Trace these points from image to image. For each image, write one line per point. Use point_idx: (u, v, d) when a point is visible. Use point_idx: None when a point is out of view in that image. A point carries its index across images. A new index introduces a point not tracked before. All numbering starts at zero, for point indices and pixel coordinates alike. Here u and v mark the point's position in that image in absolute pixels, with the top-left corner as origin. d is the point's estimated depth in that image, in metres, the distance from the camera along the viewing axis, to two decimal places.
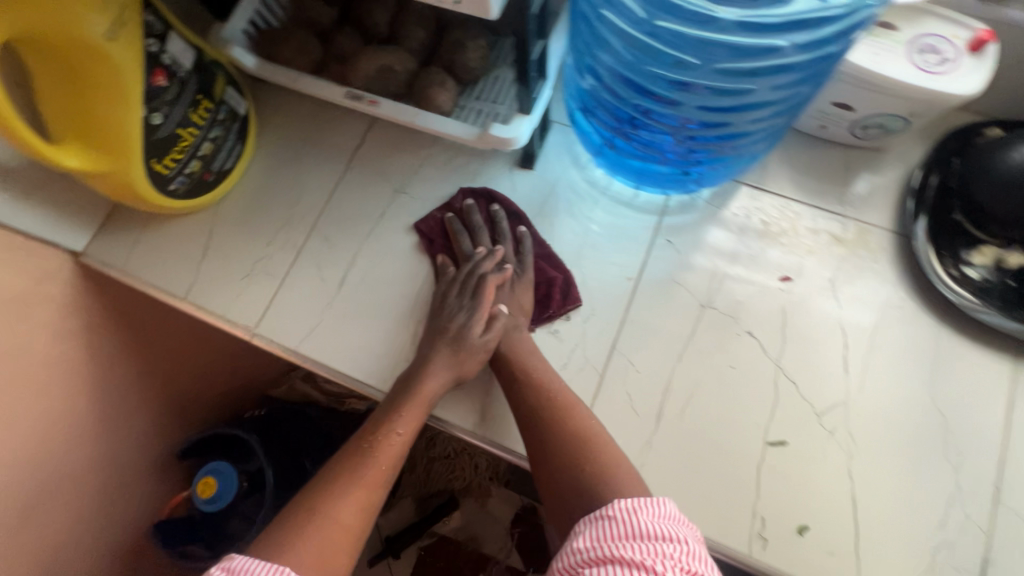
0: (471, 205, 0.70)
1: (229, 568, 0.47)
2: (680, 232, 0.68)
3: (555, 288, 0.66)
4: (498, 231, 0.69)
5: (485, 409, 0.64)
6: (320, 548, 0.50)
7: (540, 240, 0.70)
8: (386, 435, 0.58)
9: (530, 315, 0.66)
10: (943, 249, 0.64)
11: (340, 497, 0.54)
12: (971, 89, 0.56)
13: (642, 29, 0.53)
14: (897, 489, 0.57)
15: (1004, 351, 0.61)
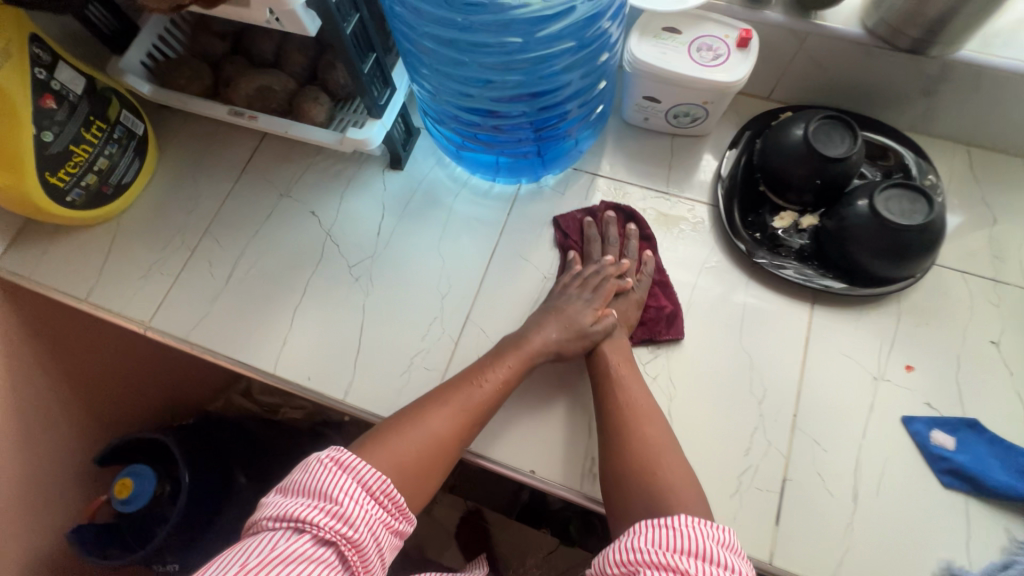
0: (610, 217, 0.75)
1: (341, 462, 0.51)
2: (528, 215, 0.77)
3: (664, 315, 0.70)
4: (625, 246, 0.74)
5: (547, 432, 0.67)
6: (410, 451, 0.56)
7: (661, 269, 0.73)
8: (485, 380, 0.63)
9: (634, 330, 0.69)
10: (750, 217, 0.74)
11: (436, 416, 0.59)
12: (740, 77, 0.67)
13: (450, 42, 0.63)
14: (708, 423, 0.65)
15: (803, 299, 0.70)
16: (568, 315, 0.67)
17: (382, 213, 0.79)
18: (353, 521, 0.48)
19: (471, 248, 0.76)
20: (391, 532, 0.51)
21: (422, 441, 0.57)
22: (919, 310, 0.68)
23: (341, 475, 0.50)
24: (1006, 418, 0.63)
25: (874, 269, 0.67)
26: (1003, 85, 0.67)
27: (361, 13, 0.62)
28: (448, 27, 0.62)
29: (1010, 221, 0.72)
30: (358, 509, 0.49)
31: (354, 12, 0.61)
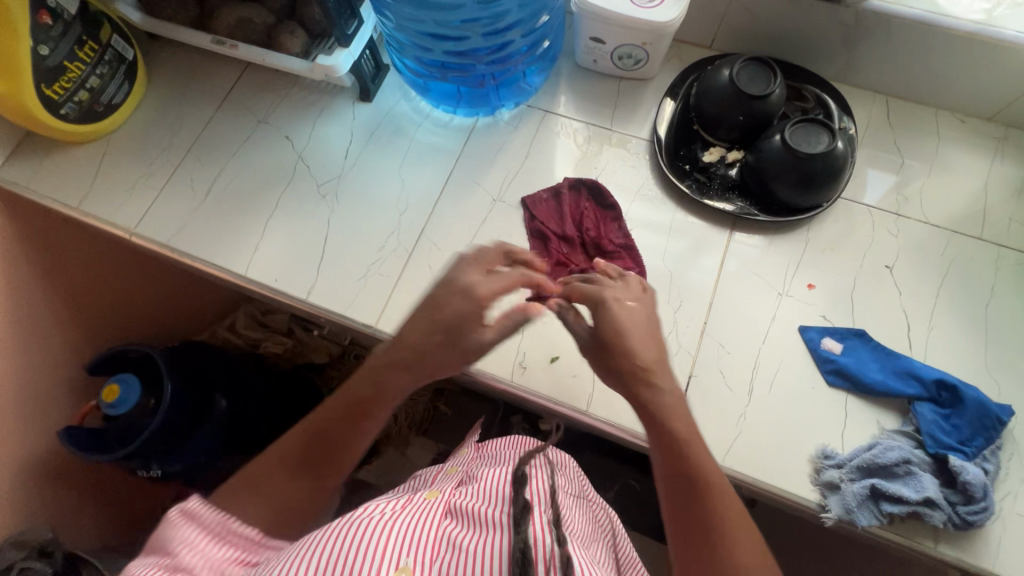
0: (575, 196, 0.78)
1: (186, 513, 0.57)
2: (483, 145, 0.84)
3: (630, 276, 0.74)
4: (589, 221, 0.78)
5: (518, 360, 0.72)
6: (268, 502, 0.60)
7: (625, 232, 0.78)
8: (366, 415, 0.62)
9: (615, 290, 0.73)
10: (682, 152, 0.82)
11: (300, 463, 0.61)
12: (672, 18, 0.74)
13: None
14: None
15: (724, 225, 0.78)
16: (462, 286, 0.61)
17: (350, 140, 0.86)
18: (191, 568, 0.53)
19: (429, 173, 0.83)
20: (244, 564, 0.56)
21: (280, 496, 0.60)
22: (826, 238, 0.76)
23: (188, 524, 0.56)
24: (891, 330, 0.71)
25: (788, 199, 0.75)
26: (911, 34, 0.74)
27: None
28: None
29: (917, 164, 0.80)
30: (197, 555, 0.54)
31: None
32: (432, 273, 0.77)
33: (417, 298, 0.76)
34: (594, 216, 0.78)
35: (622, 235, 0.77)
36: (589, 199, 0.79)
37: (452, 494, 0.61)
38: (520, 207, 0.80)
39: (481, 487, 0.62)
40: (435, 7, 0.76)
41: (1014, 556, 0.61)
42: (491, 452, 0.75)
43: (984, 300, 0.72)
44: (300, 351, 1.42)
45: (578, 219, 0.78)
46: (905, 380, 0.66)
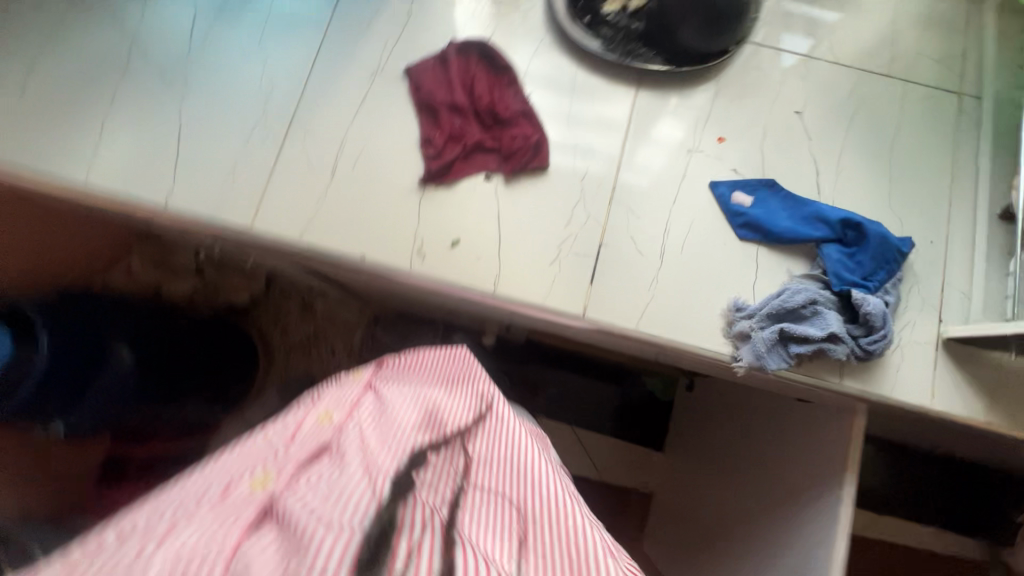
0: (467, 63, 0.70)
1: None
2: (354, 12, 0.73)
3: (530, 144, 0.67)
4: (484, 87, 0.70)
5: (418, 246, 0.65)
6: None
7: (524, 99, 0.70)
8: None
9: (507, 164, 0.67)
10: (581, 4, 0.73)
11: None
12: None
13: None
14: (534, 201, 0.67)
15: (630, 83, 0.71)
16: None
17: (194, 17, 0.72)
18: None
19: (294, 51, 0.71)
20: None
21: None
22: (737, 87, 0.71)
23: None
24: (800, 176, 0.68)
25: (692, 45, 0.69)
26: None
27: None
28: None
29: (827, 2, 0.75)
30: None
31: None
32: (310, 161, 0.68)
33: (295, 191, 0.67)
34: (487, 81, 0.70)
35: (520, 100, 0.69)
36: (482, 66, 0.71)
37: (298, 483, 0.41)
38: (404, 78, 0.70)
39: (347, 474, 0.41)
40: None
41: (911, 380, 0.63)
42: (387, 395, 0.54)
43: (891, 138, 0.70)
44: (214, 290, 1.31)
45: (469, 85, 0.70)
46: (812, 225, 0.65)
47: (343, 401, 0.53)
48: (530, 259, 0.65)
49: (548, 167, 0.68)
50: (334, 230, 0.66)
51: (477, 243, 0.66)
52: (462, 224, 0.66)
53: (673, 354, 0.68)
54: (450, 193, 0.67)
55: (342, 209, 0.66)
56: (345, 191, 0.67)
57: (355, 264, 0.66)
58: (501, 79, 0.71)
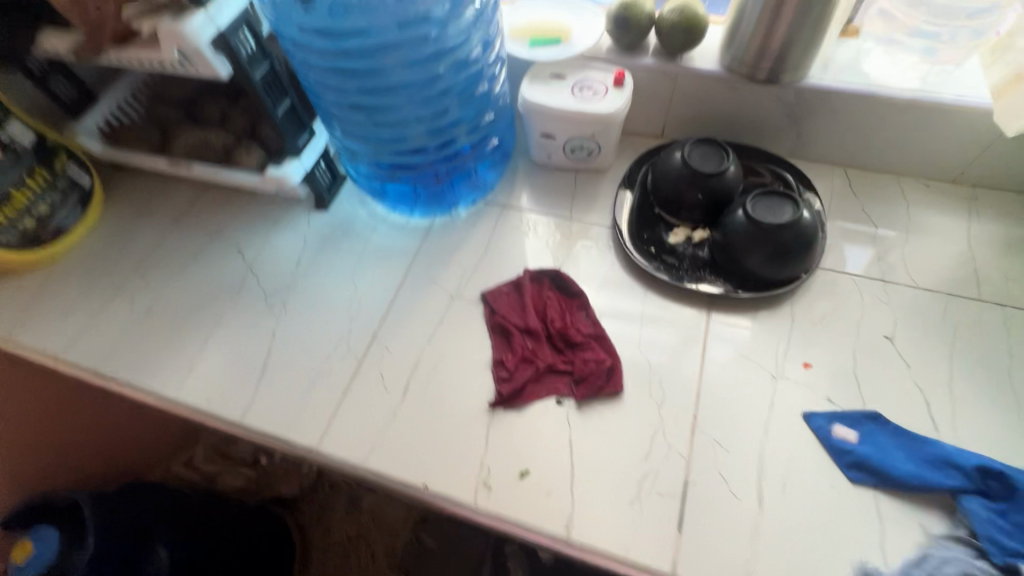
0: (540, 289, 0.74)
1: None
2: (440, 243, 0.81)
3: (603, 369, 0.66)
4: (556, 311, 0.72)
5: (483, 477, 0.61)
6: None
7: (596, 321, 0.71)
8: None
9: (579, 388, 0.65)
10: (647, 236, 0.78)
11: None
12: (617, 107, 0.75)
13: (338, 67, 0.65)
14: (609, 428, 0.63)
15: (700, 307, 0.72)
16: None
17: (303, 249, 0.83)
18: None
19: (383, 276, 0.79)
20: None
21: None
22: (813, 311, 0.70)
23: None
24: (907, 409, 0.62)
25: (762, 273, 0.70)
26: (855, 109, 0.74)
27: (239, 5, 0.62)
28: (325, 49, 0.63)
29: (893, 231, 0.77)
30: None
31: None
32: (385, 380, 0.69)
33: (365, 411, 0.67)
34: (558, 305, 0.73)
35: (591, 324, 0.71)
36: (554, 291, 0.74)
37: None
38: (480, 301, 0.74)
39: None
40: (364, 100, 0.69)
41: None
42: None
43: (1005, 368, 0.64)
44: (267, 482, 1.27)
45: (541, 310, 0.73)
46: (941, 470, 0.56)
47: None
48: (606, 498, 0.59)
49: (622, 391, 0.65)
50: (399, 454, 0.63)
51: (548, 475, 0.60)
52: (531, 452, 0.62)
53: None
54: (520, 417, 0.64)
55: (408, 432, 0.65)
56: (414, 412, 0.66)
57: (416, 493, 0.62)
58: (573, 303, 0.74)
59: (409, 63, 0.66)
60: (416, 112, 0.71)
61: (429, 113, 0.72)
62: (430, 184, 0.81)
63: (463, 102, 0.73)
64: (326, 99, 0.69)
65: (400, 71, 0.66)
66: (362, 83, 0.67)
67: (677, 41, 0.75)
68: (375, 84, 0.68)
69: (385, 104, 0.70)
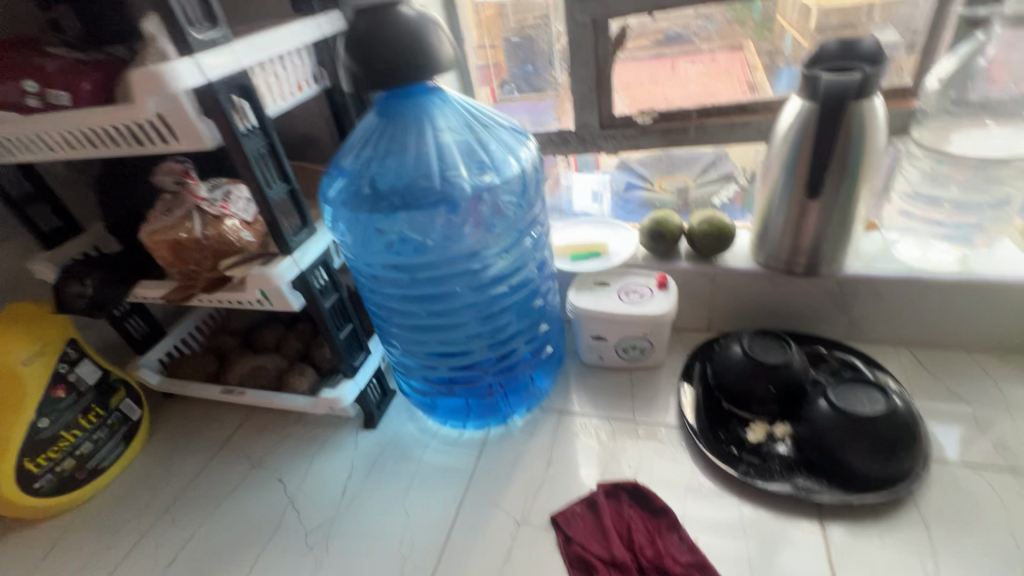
0: (620, 508, 0.65)
1: None
2: (498, 458, 0.75)
3: None
4: (643, 534, 0.63)
5: None
6: None
7: (692, 545, 0.62)
8: None
9: None
10: (722, 434, 0.72)
11: None
12: (666, 307, 0.77)
13: (407, 292, 0.68)
14: None
15: (810, 519, 0.63)
16: None
17: (349, 475, 0.77)
18: None
19: (438, 502, 0.71)
20: None
21: None
22: (942, 518, 0.61)
23: None
24: None
25: (869, 471, 0.62)
26: (903, 292, 0.75)
27: (322, 245, 0.69)
28: (398, 278, 0.67)
29: (992, 411, 0.70)
30: None
31: (284, 185, 0.63)
32: None
33: None
34: (644, 527, 0.64)
35: (687, 549, 0.61)
36: (635, 508, 0.66)
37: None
38: (551, 527, 0.65)
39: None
40: (429, 319, 0.71)
41: None
42: None
43: None
44: None
45: (625, 534, 0.63)
46: None
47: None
48: None
49: None
50: None
51: None
52: None
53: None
54: None
55: None
56: None
57: None
58: (659, 522, 0.64)
59: (474, 285, 0.68)
60: (477, 326, 0.72)
61: (488, 327, 0.73)
62: (486, 395, 0.78)
63: (521, 315, 0.75)
64: (390, 319, 0.71)
65: (465, 293, 0.69)
66: (429, 305, 0.69)
67: (712, 248, 0.81)
68: (440, 305, 0.69)
69: (448, 322, 0.71)
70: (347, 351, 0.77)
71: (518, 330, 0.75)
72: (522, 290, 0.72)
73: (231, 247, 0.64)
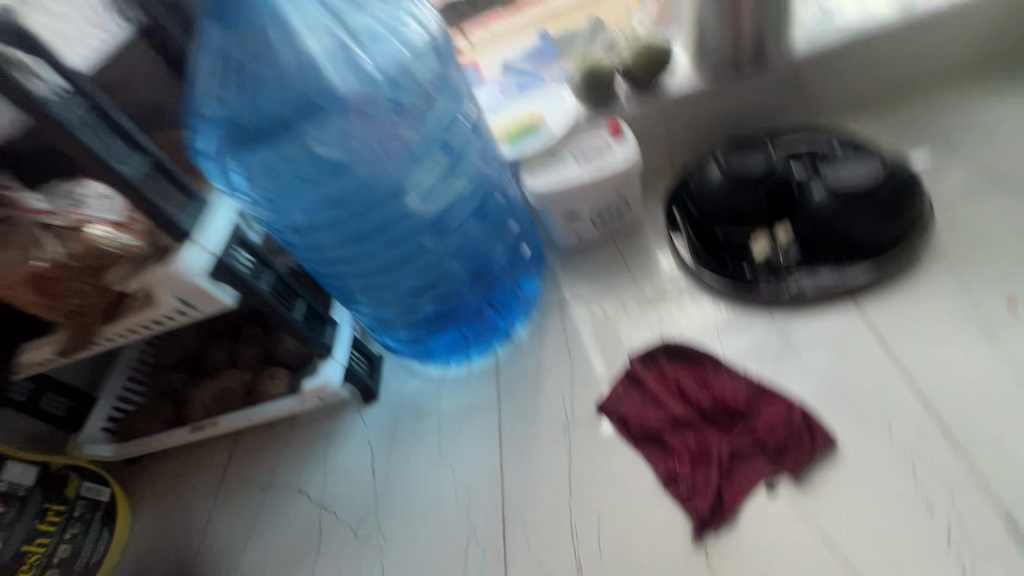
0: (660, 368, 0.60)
1: None
2: (517, 376, 0.69)
3: (797, 424, 0.52)
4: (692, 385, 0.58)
5: None
6: None
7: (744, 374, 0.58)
8: None
9: (788, 461, 0.51)
10: (729, 259, 0.68)
11: None
12: (630, 153, 0.70)
13: (355, 230, 0.61)
14: (848, 481, 0.50)
15: (840, 308, 0.61)
16: None
17: (372, 454, 0.70)
18: None
19: (476, 443, 0.65)
20: None
21: None
22: (959, 248, 0.60)
23: None
24: None
25: (875, 235, 0.61)
26: (853, 54, 0.71)
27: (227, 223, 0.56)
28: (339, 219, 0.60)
29: (965, 137, 0.69)
30: None
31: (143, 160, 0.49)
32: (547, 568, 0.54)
33: None
34: (692, 376, 0.59)
35: (742, 382, 0.56)
36: (675, 362, 0.60)
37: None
38: (602, 417, 0.60)
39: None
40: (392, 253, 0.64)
41: None
42: None
43: None
44: None
45: (677, 389, 0.58)
46: None
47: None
48: None
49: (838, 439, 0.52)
50: None
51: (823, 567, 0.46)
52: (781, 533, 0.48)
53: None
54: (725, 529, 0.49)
55: None
56: None
57: None
58: (704, 367, 0.59)
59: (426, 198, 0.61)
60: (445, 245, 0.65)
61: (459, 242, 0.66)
62: (477, 321, 0.73)
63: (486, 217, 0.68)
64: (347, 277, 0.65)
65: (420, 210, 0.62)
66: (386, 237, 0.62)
67: (651, 74, 0.73)
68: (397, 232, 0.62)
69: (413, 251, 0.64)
70: (311, 331, 0.66)
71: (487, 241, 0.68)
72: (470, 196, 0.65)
73: (106, 258, 0.50)
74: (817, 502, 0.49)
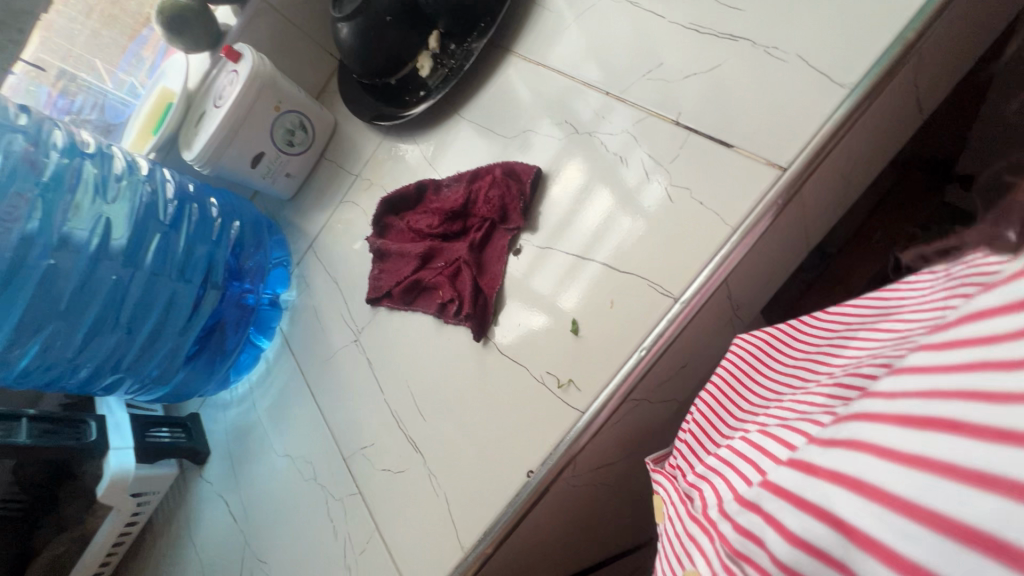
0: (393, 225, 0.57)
1: None
2: (302, 332, 0.63)
3: (503, 180, 0.49)
4: (422, 219, 0.54)
5: (555, 378, 0.41)
6: None
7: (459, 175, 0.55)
8: None
9: (511, 216, 0.48)
10: (412, 97, 0.63)
11: None
12: (252, 63, 0.60)
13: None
14: (571, 187, 0.46)
15: (507, 60, 0.57)
16: None
17: (226, 502, 0.62)
18: None
19: (298, 415, 0.59)
20: None
21: None
22: None
23: None
24: None
25: None
26: None
27: None
28: None
29: None
30: None
31: None
32: (393, 469, 0.48)
33: (405, 506, 0.46)
34: (421, 213, 0.55)
35: (457, 183, 0.54)
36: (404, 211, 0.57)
37: (752, 434, 0.25)
38: (378, 307, 0.56)
39: (809, 412, 0.24)
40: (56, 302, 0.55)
41: None
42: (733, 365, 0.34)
43: None
44: None
45: (415, 233, 0.55)
46: None
47: (679, 457, 0.34)
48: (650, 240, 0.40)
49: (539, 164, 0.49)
50: (477, 501, 0.42)
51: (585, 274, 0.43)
52: (543, 276, 0.45)
53: (931, 66, 0.39)
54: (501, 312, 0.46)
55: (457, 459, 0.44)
56: (443, 446, 0.46)
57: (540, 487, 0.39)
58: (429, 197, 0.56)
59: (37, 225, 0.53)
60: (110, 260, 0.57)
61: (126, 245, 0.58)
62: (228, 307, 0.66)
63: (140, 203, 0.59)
64: (47, 363, 0.57)
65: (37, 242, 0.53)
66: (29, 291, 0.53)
67: None
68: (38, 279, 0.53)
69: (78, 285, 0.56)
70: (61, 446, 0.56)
71: (161, 226, 0.61)
72: (92, 198, 0.57)
73: None
74: (557, 226, 0.46)
